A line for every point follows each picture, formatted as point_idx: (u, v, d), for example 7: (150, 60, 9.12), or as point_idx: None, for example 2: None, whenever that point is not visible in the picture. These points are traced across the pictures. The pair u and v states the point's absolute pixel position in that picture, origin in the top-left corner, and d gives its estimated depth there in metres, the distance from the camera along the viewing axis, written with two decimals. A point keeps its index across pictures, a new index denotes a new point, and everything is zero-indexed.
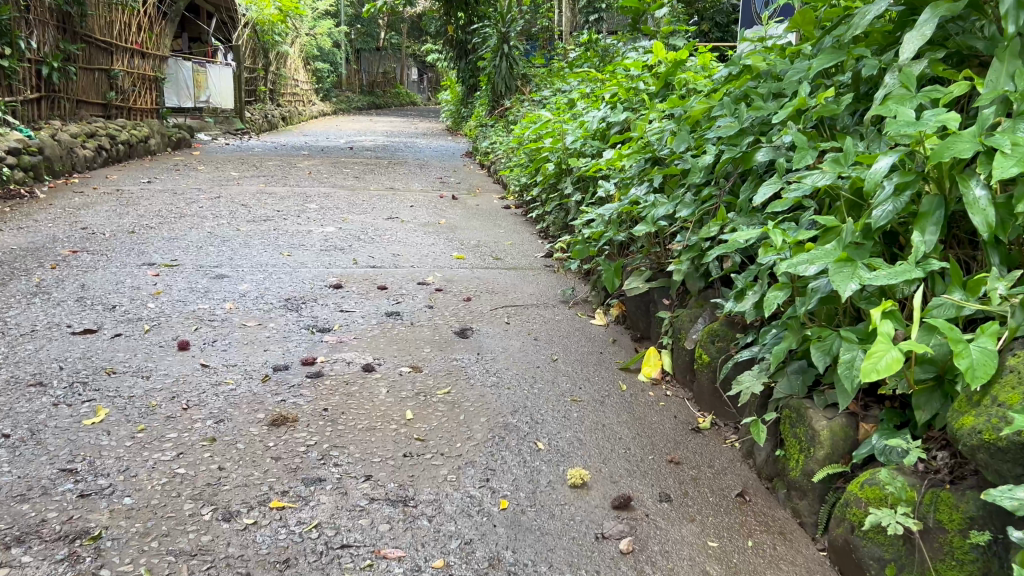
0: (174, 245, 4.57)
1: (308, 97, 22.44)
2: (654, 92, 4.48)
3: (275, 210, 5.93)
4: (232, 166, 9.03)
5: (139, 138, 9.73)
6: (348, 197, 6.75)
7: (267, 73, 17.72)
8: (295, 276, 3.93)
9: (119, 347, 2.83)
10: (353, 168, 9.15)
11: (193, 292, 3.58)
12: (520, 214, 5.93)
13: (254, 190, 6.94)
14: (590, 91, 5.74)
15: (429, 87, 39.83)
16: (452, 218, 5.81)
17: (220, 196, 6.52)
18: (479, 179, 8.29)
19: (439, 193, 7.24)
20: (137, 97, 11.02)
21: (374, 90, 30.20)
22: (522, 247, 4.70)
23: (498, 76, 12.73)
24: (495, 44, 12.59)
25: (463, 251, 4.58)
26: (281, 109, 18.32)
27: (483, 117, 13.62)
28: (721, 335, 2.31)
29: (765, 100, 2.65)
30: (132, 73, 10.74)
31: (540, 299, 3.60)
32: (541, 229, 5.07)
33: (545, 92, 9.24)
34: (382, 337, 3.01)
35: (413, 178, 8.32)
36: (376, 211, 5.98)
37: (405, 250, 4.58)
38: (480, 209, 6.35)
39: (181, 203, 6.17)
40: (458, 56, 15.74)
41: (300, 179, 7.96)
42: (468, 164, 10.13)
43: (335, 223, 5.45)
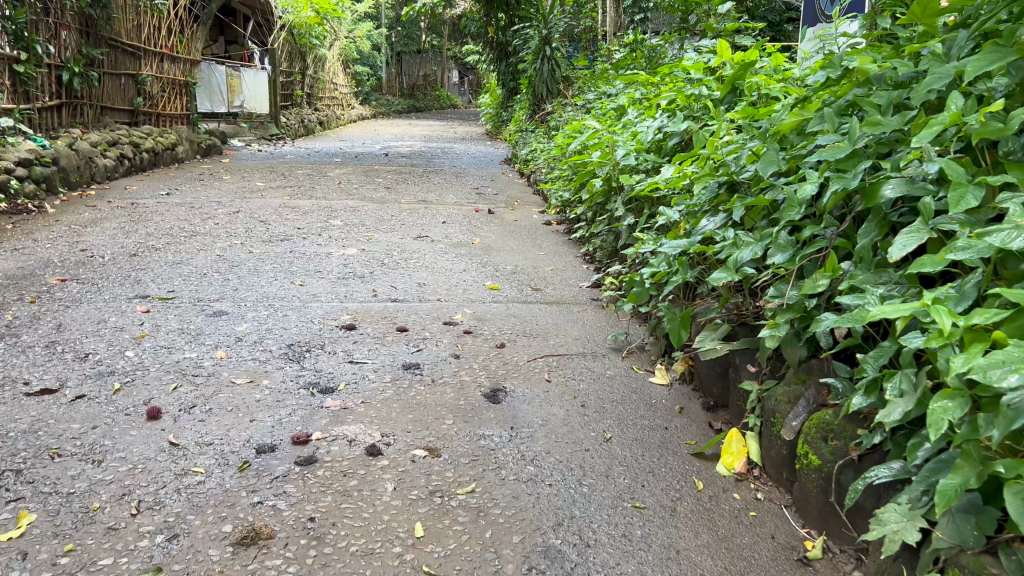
0: (176, 271, 4.10)
1: (346, 101, 22.13)
2: (719, 98, 3.90)
3: (294, 227, 5.46)
4: (260, 176, 8.62)
5: (166, 146, 9.37)
6: (377, 211, 6.25)
7: (304, 76, 17.41)
8: (303, 313, 3.41)
9: (75, 416, 2.33)
10: (386, 178, 8.68)
11: (183, 335, 3.08)
12: (562, 232, 5.37)
13: (277, 203, 6.48)
14: (641, 96, 5.16)
15: (469, 89, 39.48)
16: (488, 237, 5.28)
17: (239, 211, 6.07)
18: (518, 190, 7.77)
19: (474, 206, 6.70)
20: (167, 103, 10.70)
21: (414, 93, 29.90)
22: (565, 275, 4.14)
23: (539, 79, 12.17)
24: (537, 46, 12.05)
25: (498, 280, 4.03)
26: (319, 113, 18.00)
27: (524, 122, 13.09)
28: (836, 432, 1.74)
29: (882, 113, 2.06)
30: (161, 78, 10.41)
31: (588, 346, 3.03)
32: (586, 252, 4.51)
33: (589, 96, 8.69)
34: (394, 402, 2.48)
35: (448, 189, 7.82)
36: (405, 229, 5.47)
37: (432, 279, 4.05)
38: (519, 225, 5.80)
39: (197, 218, 5.73)
40: (498, 59, 15.22)
41: (328, 190, 7.50)
42: (507, 172, 9.59)
43: (357, 243, 4.95)
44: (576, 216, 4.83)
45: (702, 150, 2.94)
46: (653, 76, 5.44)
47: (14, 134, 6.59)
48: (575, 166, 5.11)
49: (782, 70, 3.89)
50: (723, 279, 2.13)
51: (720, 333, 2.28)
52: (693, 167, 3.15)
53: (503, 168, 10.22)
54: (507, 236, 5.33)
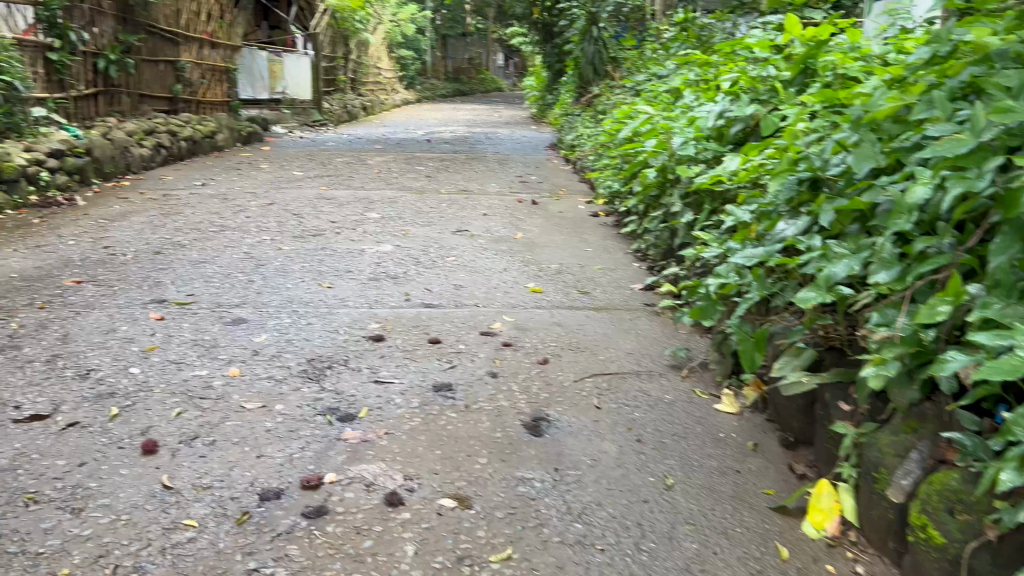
0: (198, 272, 3.84)
1: (390, 86, 21.90)
2: (789, 79, 3.51)
3: (328, 221, 5.18)
4: (299, 164, 8.39)
5: (205, 134, 9.20)
6: (416, 203, 5.95)
7: (348, 61, 17.19)
8: (328, 321, 3.12)
9: (62, 449, 2.06)
10: (427, 165, 8.37)
11: (195, 348, 2.81)
12: (613, 226, 5.00)
13: (313, 194, 6.22)
14: (698, 78, 4.74)
15: (515, 72, 39.02)
16: (532, 231, 4.93)
17: (272, 203, 5.82)
18: (564, 178, 7.41)
19: (518, 196, 6.36)
20: (207, 90, 10.54)
21: (459, 77, 29.58)
22: (615, 275, 3.80)
23: (586, 60, 11.73)
24: (584, 26, 11.61)
25: (541, 282, 3.69)
26: (362, 99, 17.80)
27: (570, 106, 12.67)
28: (965, 504, 1.38)
29: (1011, 96, 1.67)
30: (201, 64, 10.25)
31: (643, 363, 2.69)
32: (638, 248, 4.15)
33: (639, 78, 8.26)
34: (422, 434, 2.17)
35: (491, 177, 7.49)
36: (445, 222, 5.16)
37: (470, 280, 3.73)
38: (565, 217, 5.44)
39: (228, 211, 5.49)
40: (543, 40, 14.80)
41: (367, 179, 7.22)
42: (553, 159, 9.22)
43: (392, 239, 4.64)
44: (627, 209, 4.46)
45: (777, 141, 2.56)
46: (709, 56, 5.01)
47: (47, 123, 6.43)
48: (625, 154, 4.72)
49: (861, 47, 3.47)
50: (812, 300, 1.78)
51: (804, 360, 1.94)
52: (765, 158, 2.77)
53: (548, 153, 9.85)
54: (552, 230, 4.98)
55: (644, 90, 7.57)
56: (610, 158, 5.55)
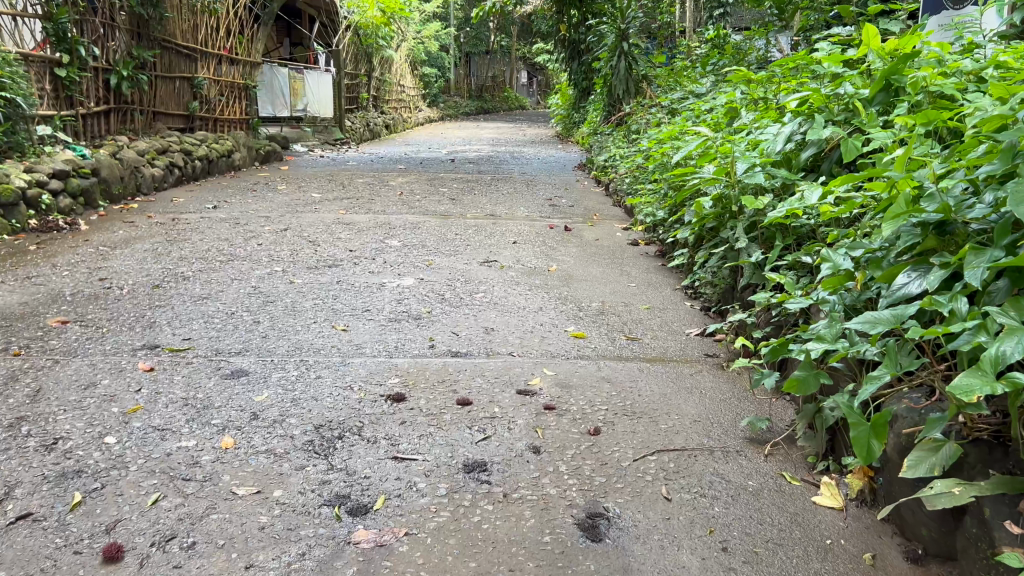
0: (198, 310, 3.45)
1: (413, 103, 21.65)
2: (869, 96, 3.07)
3: (346, 249, 4.79)
4: (317, 185, 8.05)
5: (221, 153, 8.89)
6: (440, 228, 5.56)
7: (370, 78, 16.93)
8: (341, 374, 2.70)
9: (3, 555, 1.66)
10: (451, 187, 7.99)
11: (184, 411, 2.40)
12: (657, 257, 4.56)
13: (331, 218, 5.85)
14: (753, 97, 4.30)
15: (538, 90, 38.79)
16: (567, 262, 4.52)
17: (287, 228, 5.44)
18: (596, 202, 6.99)
19: (549, 221, 5.95)
20: (225, 107, 10.25)
21: (482, 96, 29.34)
22: (666, 318, 3.36)
23: (615, 78, 11.33)
24: (613, 43, 11.22)
25: (583, 324, 3.27)
26: (385, 117, 17.52)
27: (598, 125, 12.28)
28: None
29: None
30: (218, 82, 9.98)
31: (716, 434, 2.24)
32: (689, 285, 3.71)
33: (674, 96, 7.84)
34: (451, 535, 1.74)
35: (519, 200, 7.10)
36: (472, 251, 4.75)
37: (503, 321, 3.31)
38: (601, 245, 5.02)
39: (239, 238, 5.12)
40: (570, 58, 14.44)
41: (388, 202, 6.86)
42: (582, 180, 8.81)
43: (415, 270, 4.24)
44: (674, 239, 4.02)
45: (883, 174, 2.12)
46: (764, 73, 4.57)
47: (53, 142, 6.12)
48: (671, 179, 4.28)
49: (952, 63, 3.02)
50: (976, 389, 1.33)
51: (945, 458, 1.49)
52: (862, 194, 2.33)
53: (577, 174, 9.44)
54: (589, 260, 4.56)
55: (681, 109, 7.16)
56: (651, 183, 5.12)
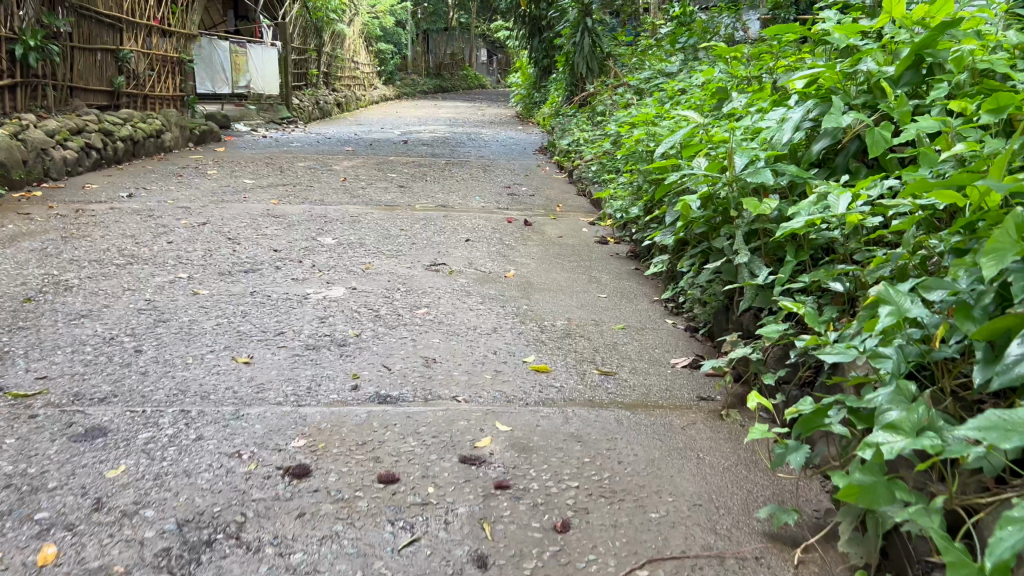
0: (70, 334, 2.78)
1: (368, 80, 20.80)
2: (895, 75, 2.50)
3: (271, 249, 4.14)
4: (253, 169, 7.34)
5: (149, 132, 8.11)
6: (385, 222, 4.91)
7: (320, 53, 16.08)
8: (230, 434, 2.07)
9: None
10: (401, 173, 7.34)
11: (1, 498, 1.75)
12: (630, 261, 3.99)
13: (261, 210, 5.17)
14: (742, 79, 3.71)
15: (499, 68, 38.02)
16: (527, 265, 3.92)
17: (207, 222, 4.76)
18: (557, 192, 6.41)
19: (507, 214, 5.35)
20: (156, 83, 9.43)
21: (440, 73, 28.54)
22: (645, 343, 2.79)
23: (578, 56, 10.71)
24: (575, 19, 10.58)
25: (546, 352, 2.67)
26: (336, 95, 16.71)
27: (560, 105, 11.68)
28: None
29: None
30: (148, 55, 9.15)
31: (724, 530, 1.68)
32: (670, 300, 3.15)
33: (643, 75, 7.26)
34: None
35: (474, 188, 6.48)
36: (417, 252, 4.13)
37: (446, 348, 2.70)
38: (565, 244, 4.43)
39: (148, 234, 4.43)
40: (530, 34, 13.77)
41: (329, 189, 6.19)
42: (544, 165, 8.21)
43: (348, 276, 3.61)
44: (651, 243, 3.43)
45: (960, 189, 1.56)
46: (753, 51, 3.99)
47: None
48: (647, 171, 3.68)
49: (993, 35, 2.47)
50: None
51: None
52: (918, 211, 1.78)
53: (538, 159, 8.84)
54: (552, 263, 3.97)
55: (651, 89, 6.58)
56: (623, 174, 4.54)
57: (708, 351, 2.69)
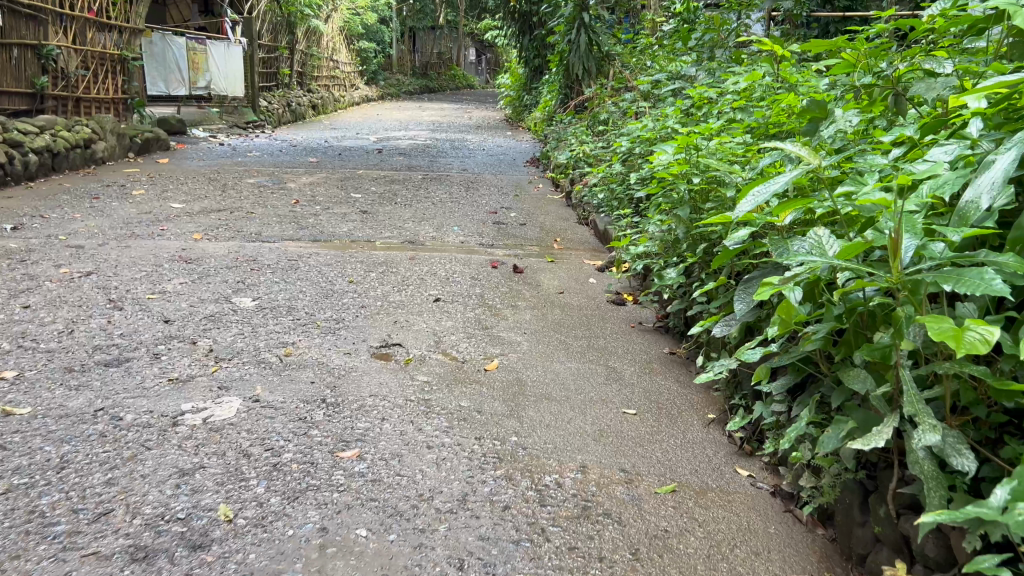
0: None
1: (348, 80, 19.63)
2: None
3: (162, 320, 2.99)
4: (191, 188, 6.18)
5: (74, 142, 6.94)
6: (331, 269, 3.77)
7: (293, 51, 14.90)
8: None
9: None
10: (368, 192, 6.22)
11: None
12: (660, 340, 2.87)
13: (174, 252, 4.03)
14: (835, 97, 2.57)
15: (488, 68, 36.94)
16: (517, 346, 2.79)
17: (95, 271, 3.61)
18: (553, 219, 5.29)
19: (492, 254, 4.23)
20: (92, 83, 8.24)
21: (427, 73, 27.44)
22: (716, 533, 1.67)
23: (574, 55, 9.59)
24: (570, 13, 9.46)
25: (551, 562, 1.55)
26: (310, 97, 15.55)
27: (554, 109, 10.56)
28: None
29: None
30: (82, 51, 7.96)
31: None
32: (742, 435, 2.05)
33: (652, 79, 6.15)
34: None
35: (453, 215, 5.35)
36: (366, 324, 2.98)
37: (378, 554, 1.56)
38: (569, 305, 3.31)
39: (2, 291, 3.27)
40: (519, 32, 12.67)
41: (273, 216, 5.04)
42: (536, 181, 7.11)
43: (255, 375, 2.46)
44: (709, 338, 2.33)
45: None
46: (844, 58, 2.86)
47: None
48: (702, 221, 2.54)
49: None
50: None
51: None
52: None
53: (529, 172, 7.74)
54: (553, 342, 2.85)
55: (666, 95, 5.46)
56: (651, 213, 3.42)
57: (827, 559, 1.59)
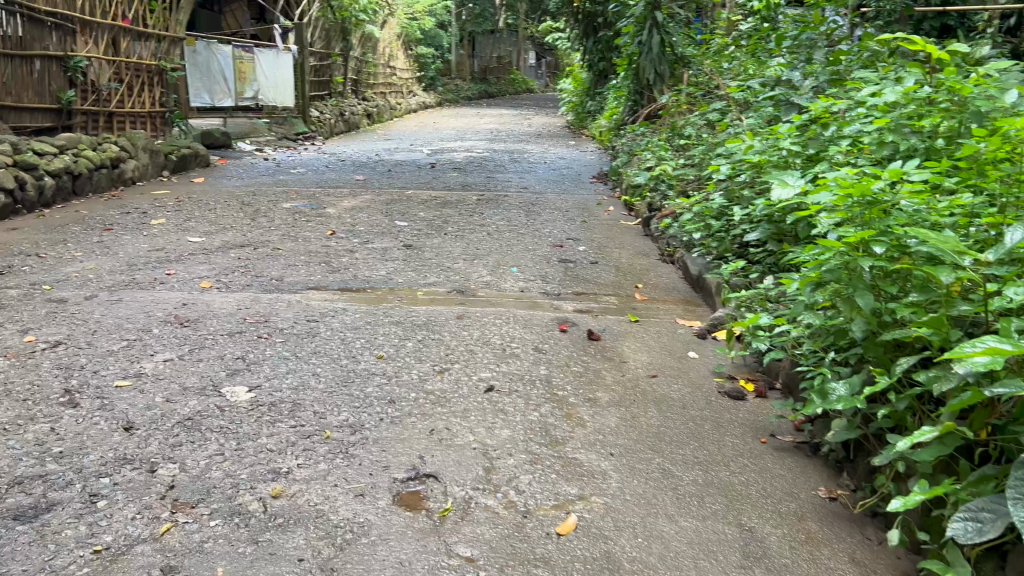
0: None
1: (405, 87, 19.03)
2: None
3: (122, 425, 2.23)
4: (219, 215, 5.49)
5: (100, 162, 6.35)
6: (357, 335, 2.98)
7: (347, 58, 14.29)
8: None
9: None
10: (416, 219, 5.45)
11: None
12: (810, 473, 2.00)
13: (172, 308, 3.29)
14: None
15: (548, 72, 36.14)
16: (602, 482, 1.94)
17: (64, 340, 2.88)
18: (631, 257, 4.43)
19: (560, 309, 3.40)
20: (127, 96, 7.67)
21: (487, 78, 26.78)
22: None
23: (644, 59, 8.70)
24: (641, 13, 8.57)
25: None
26: (365, 105, 14.94)
27: (623, 118, 9.68)
28: None
29: None
30: (115, 62, 7.40)
31: None
32: None
33: (747, 87, 5.24)
34: None
35: (512, 250, 4.54)
36: (392, 435, 2.17)
37: None
38: (670, 398, 2.46)
39: None
40: (582, 34, 11.82)
41: (302, 255, 4.30)
42: (606, 203, 6.26)
43: (220, 545, 1.67)
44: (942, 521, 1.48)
45: None
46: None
47: None
48: (894, 323, 1.70)
49: None
50: None
51: None
52: None
53: (597, 191, 6.89)
54: (655, 471, 2.00)
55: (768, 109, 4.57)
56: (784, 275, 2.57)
57: None
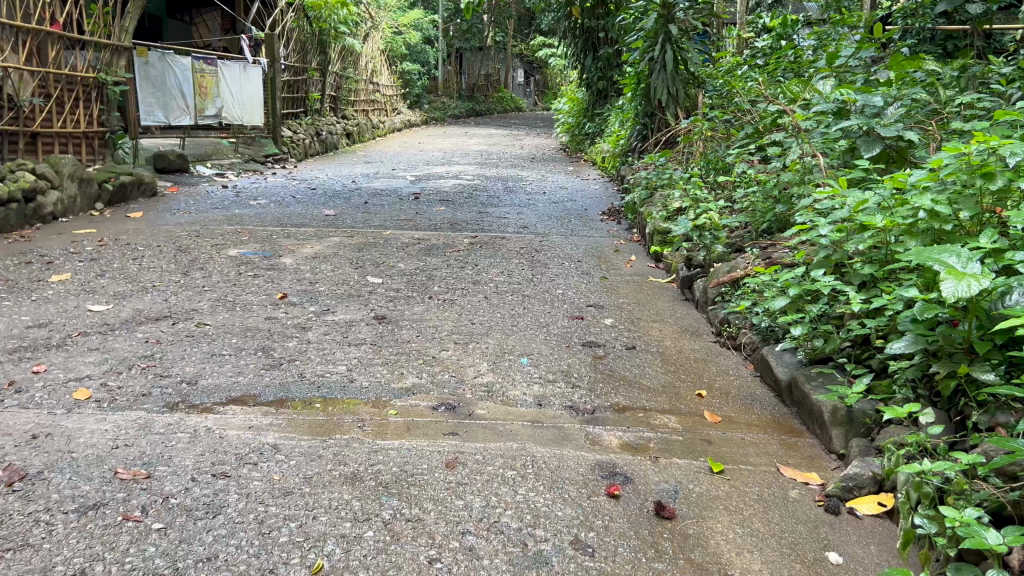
0: None
1: (388, 104, 17.95)
2: None
3: None
4: (143, 266, 4.35)
5: (8, 195, 5.21)
6: (283, 514, 1.84)
7: (326, 73, 13.18)
8: None
9: None
10: (392, 274, 4.33)
11: None
12: None
13: (9, 447, 2.14)
14: None
15: (536, 90, 35.28)
16: None
17: None
18: (677, 337, 3.34)
19: (603, 444, 2.28)
20: (56, 113, 6.54)
21: (475, 96, 25.76)
22: None
23: (656, 78, 7.62)
24: (652, 26, 7.49)
25: None
26: (344, 124, 13.84)
27: (631, 144, 8.61)
28: None
29: None
30: (40, 74, 6.27)
31: None
32: None
33: (811, 116, 4.17)
34: None
35: (518, 326, 3.43)
36: None
37: None
38: None
39: None
40: (581, 51, 10.78)
41: (233, 337, 3.16)
42: (625, 250, 5.17)
43: None
44: None
45: None
46: None
47: None
48: None
49: None
50: None
51: None
52: None
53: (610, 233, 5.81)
54: None
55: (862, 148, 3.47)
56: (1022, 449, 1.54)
57: None
